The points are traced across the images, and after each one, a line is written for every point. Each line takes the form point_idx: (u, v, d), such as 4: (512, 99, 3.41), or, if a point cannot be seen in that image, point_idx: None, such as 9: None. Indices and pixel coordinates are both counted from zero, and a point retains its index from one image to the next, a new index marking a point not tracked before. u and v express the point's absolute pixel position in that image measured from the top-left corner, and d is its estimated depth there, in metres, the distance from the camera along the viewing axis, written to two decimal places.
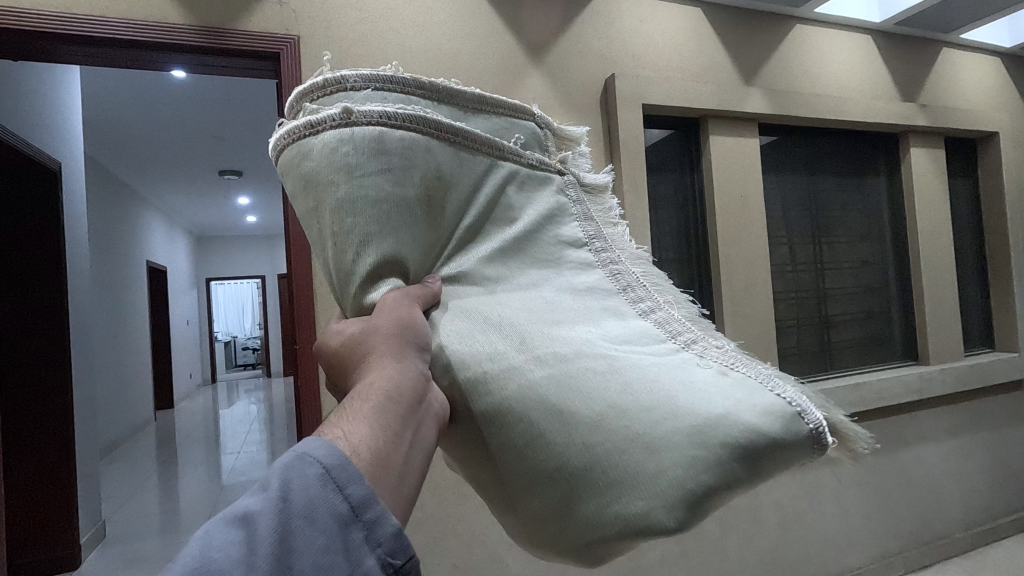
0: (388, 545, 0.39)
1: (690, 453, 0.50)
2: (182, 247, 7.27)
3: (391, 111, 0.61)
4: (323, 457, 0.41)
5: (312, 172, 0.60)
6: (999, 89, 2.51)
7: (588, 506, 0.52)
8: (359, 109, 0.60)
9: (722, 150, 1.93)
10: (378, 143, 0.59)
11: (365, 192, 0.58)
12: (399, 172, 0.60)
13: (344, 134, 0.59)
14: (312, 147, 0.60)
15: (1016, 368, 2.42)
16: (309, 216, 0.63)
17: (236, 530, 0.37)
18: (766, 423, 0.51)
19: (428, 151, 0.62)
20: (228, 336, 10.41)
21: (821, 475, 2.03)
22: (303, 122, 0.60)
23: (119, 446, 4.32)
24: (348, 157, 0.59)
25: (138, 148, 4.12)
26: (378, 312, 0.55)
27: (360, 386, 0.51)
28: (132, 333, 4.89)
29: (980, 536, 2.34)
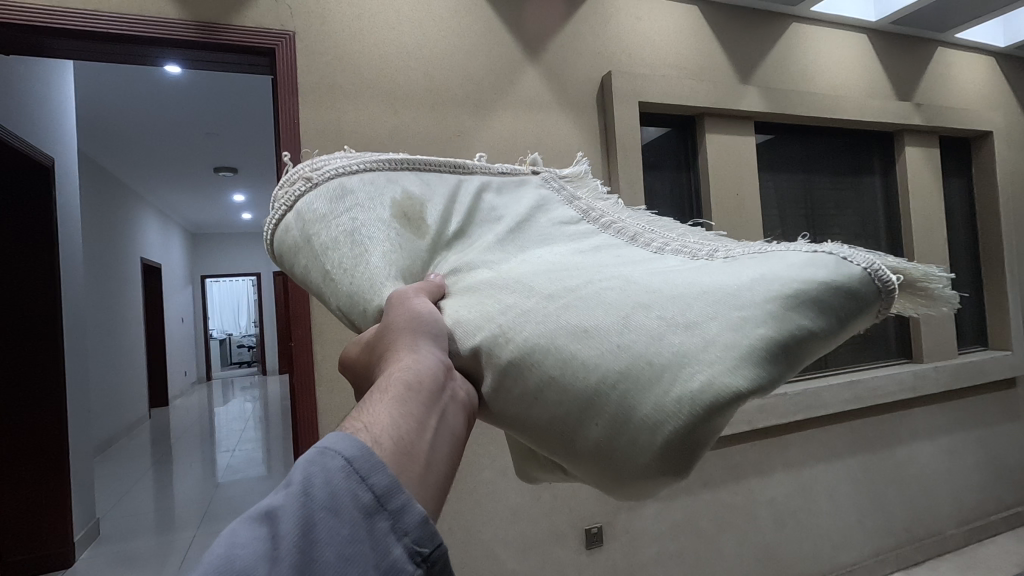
0: (415, 533, 0.37)
1: (737, 316, 0.47)
2: (177, 244, 7.24)
3: (347, 165, 0.70)
4: (345, 449, 0.38)
5: (296, 236, 0.68)
6: (993, 89, 2.52)
7: (645, 402, 0.46)
8: (320, 174, 0.69)
9: (717, 148, 1.93)
10: (341, 189, 0.67)
11: (341, 224, 0.65)
12: (367, 201, 0.67)
13: (311, 194, 0.68)
14: (292, 221, 0.68)
15: (1008, 366, 2.44)
16: (311, 281, 0.68)
17: (257, 530, 0.35)
18: (809, 272, 0.48)
19: (389, 182, 0.70)
20: (224, 334, 10.38)
21: (815, 472, 2.04)
22: (280, 208, 0.70)
23: (113, 443, 4.30)
24: (318, 208, 0.67)
25: (132, 144, 4.09)
26: (390, 313, 0.56)
27: (380, 381, 0.50)
28: (126, 331, 4.87)
29: (972, 533, 2.36)
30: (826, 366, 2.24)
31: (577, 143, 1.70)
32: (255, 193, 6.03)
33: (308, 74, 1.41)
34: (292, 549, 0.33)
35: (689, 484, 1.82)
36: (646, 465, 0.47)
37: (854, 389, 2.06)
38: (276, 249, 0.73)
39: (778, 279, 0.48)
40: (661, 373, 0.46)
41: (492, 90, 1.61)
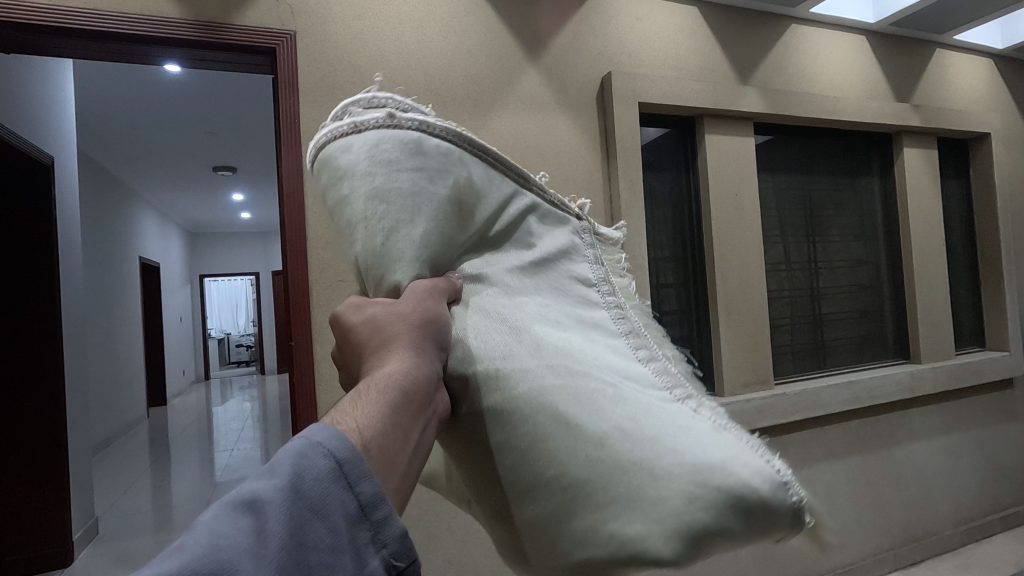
0: (394, 546, 0.38)
1: (688, 491, 0.46)
2: (175, 242, 7.22)
3: (433, 123, 0.62)
4: (338, 450, 0.39)
5: (350, 166, 0.60)
6: (991, 90, 2.53)
7: (587, 519, 0.50)
8: (404, 115, 0.61)
9: (717, 149, 1.94)
10: (417, 147, 0.60)
11: (399, 186, 0.59)
12: (432, 174, 0.60)
13: (384, 134, 0.60)
14: (350, 147, 0.60)
15: (1006, 367, 2.45)
16: (339, 213, 0.62)
17: (240, 519, 0.34)
18: (758, 483, 0.46)
19: (462, 161, 0.63)
20: (222, 333, 10.37)
21: (813, 472, 2.05)
22: (349, 122, 0.61)
23: (112, 443, 4.29)
24: (387, 154, 0.59)
25: (131, 143, 4.09)
26: (404, 303, 0.55)
27: (371, 377, 0.50)
28: (124, 330, 4.86)
29: (969, 533, 2.37)
30: (824, 367, 2.25)
31: (577, 143, 1.70)
32: (254, 192, 6.02)
33: (309, 73, 1.41)
34: (281, 546, 0.33)
35: None
36: (565, 564, 0.52)
37: (851, 390, 2.07)
38: (313, 155, 0.64)
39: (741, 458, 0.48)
40: (610, 495, 0.49)
41: (493, 90, 1.61)
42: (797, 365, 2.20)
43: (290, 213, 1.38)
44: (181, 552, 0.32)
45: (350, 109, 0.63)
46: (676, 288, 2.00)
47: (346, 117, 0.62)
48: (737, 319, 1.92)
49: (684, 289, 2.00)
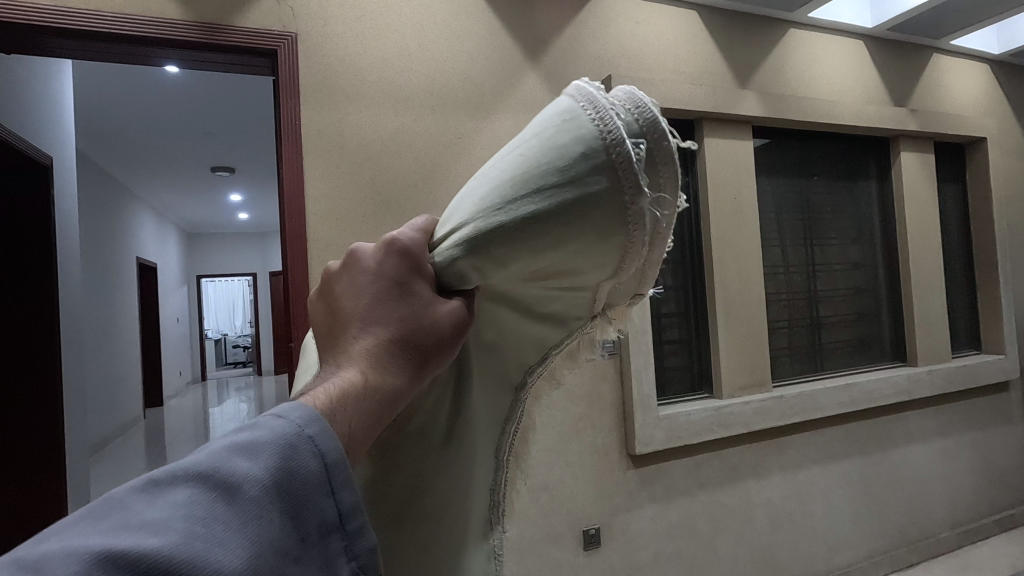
0: (364, 559, 0.34)
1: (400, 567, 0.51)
2: (173, 243, 7.21)
3: (636, 246, 0.40)
4: (327, 450, 0.34)
5: (558, 160, 0.40)
6: (987, 95, 2.55)
7: None
8: (635, 215, 0.39)
9: (715, 152, 1.95)
10: (607, 243, 0.41)
11: (535, 230, 0.40)
12: (564, 252, 0.42)
13: (603, 193, 0.39)
14: (591, 161, 0.39)
15: (1001, 370, 2.46)
16: (511, 157, 0.43)
17: (212, 507, 0.29)
18: None
19: (596, 266, 0.43)
20: (219, 335, 10.34)
21: (811, 474, 2.05)
22: (621, 135, 0.38)
23: (108, 444, 4.27)
24: (576, 205, 0.39)
25: (130, 143, 4.08)
26: (445, 322, 0.46)
27: (368, 362, 0.42)
28: (121, 331, 4.84)
29: (965, 535, 2.38)
30: (822, 369, 2.26)
31: None
32: (253, 194, 6.02)
33: (310, 75, 1.41)
34: (261, 551, 0.28)
35: (687, 486, 1.82)
36: None
37: (849, 392, 2.09)
38: (578, 92, 0.42)
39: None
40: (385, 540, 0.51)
41: (494, 93, 1.62)
42: (795, 367, 2.21)
43: (290, 216, 1.38)
44: (147, 540, 0.26)
45: (649, 129, 0.39)
46: (675, 292, 2.00)
47: (634, 124, 0.39)
48: (735, 322, 1.94)
49: (683, 293, 2.00)
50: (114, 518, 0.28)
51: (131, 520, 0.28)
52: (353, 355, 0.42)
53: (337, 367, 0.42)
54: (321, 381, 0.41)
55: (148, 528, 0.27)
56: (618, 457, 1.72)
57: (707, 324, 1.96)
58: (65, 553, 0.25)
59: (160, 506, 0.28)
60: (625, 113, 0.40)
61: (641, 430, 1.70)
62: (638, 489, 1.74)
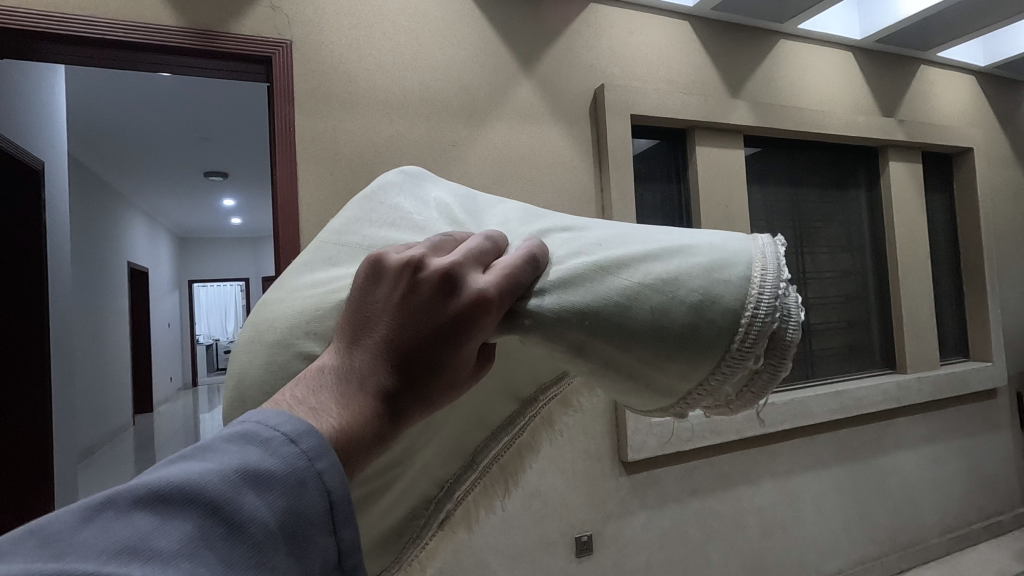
0: None
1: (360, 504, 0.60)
2: (165, 248, 7.15)
3: (671, 408, 0.57)
4: (334, 488, 0.35)
5: (695, 342, 0.52)
6: (973, 106, 2.59)
7: None
8: (693, 402, 0.55)
9: (707, 160, 1.96)
10: (663, 394, 0.56)
11: (627, 356, 0.53)
12: (625, 379, 0.55)
13: (696, 379, 0.53)
14: (709, 361, 0.52)
15: (989, 377, 2.49)
16: (670, 280, 0.53)
17: (216, 542, 0.30)
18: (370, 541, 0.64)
19: (632, 392, 0.57)
20: (211, 340, 10.23)
21: (802, 480, 2.07)
22: (746, 367, 0.53)
23: (96, 450, 4.21)
24: (670, 366, 0.53)
25: (121, 147, 4.05)
26: (460, 380, 0.49)
27: (388, 411, 0.43)
28: (111, 336, 4.78)
29: (955, 542, 2.39)
30: (813, 376, 2.28)
31: (569, 154, 1.72)
32: (245, 198, 5.98)
33: (305, 82, 1.42)
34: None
35: (678, 493, 1.83)
36: None
37: (839, 399, 2.11)
38: (767, 299, 0.52)
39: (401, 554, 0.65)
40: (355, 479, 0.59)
41: (488, 102, 1.63)
42: (787, 374, 2.23)
43: (283, 222, 1.38)
44: None
45: (761, 375, 0.54)
46: None
47: (759, 364, 0.53)
48: None
49: None
50: (120, 543, 0.28)
51: (137, 550, 0.28)
52: (381, 388, 0.43)
53: (362, 393, 0.42)
54: (347, 398, 0.41)
55: (156, 562, 0.28)
56: (611, 463, 1.72)
57: None
58: None
59: (167, 534, 0.29)
60: (766, 354, 0.53)
61: (633, 436, 1.71)
62: (630, 495, 1.75)
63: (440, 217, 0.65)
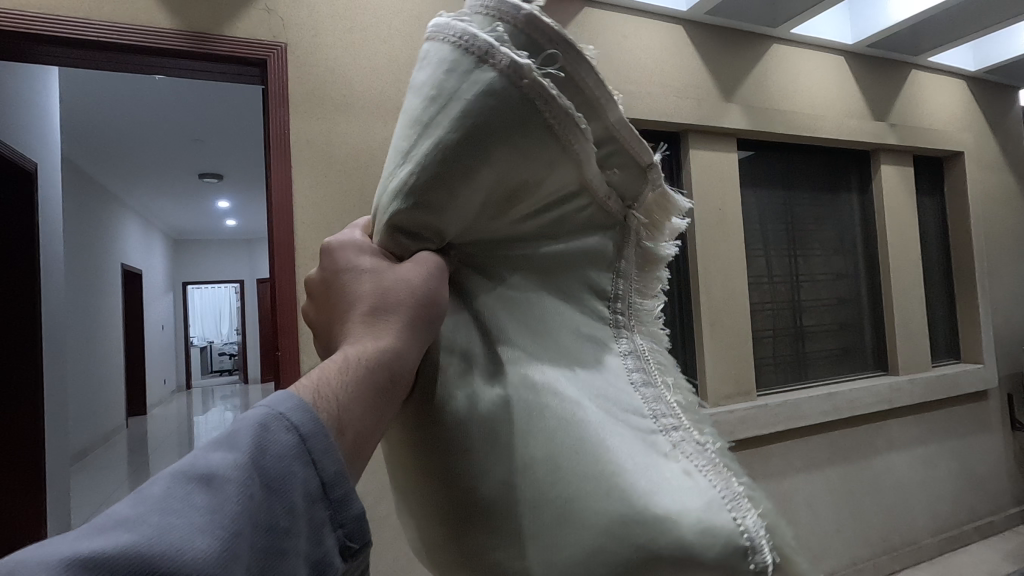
0: (349, 526, 0.37)
1: (593, 545, 0.42)
2: (159, 249, 7.13)
3: (556, 99, 0.50)
4: (301, 422, 0.36)
5: (450, 88, 0.49)
6: (963, 110, 2.62)
7: (479, 544, 0.48)
8: (533, 72, 0.49)
9: (701, 163, 1.98)
10: (530, 122, 0.50)
11: (459, 147, 0.48)
12: (502, 155, 0.50)
13: (494, 79, 0.48)
14: (507, 93, 0.48)
15: (980, 379, 2.51)
16: (415, 125, 0.51)
17: (187, 491, 0.31)
18: (700, 544, 0.40)
19: (545, 154, 0.51)
20: (205, 342, 10.17)
21: (795, 482, 2.08)
22: (477, 39, 0.50)
23: (89, 453, 4.18)
24: (479, 104, 0.48)
25: (115, 148, 4.04)
26: (404, 275, 0.49)
27: (360, 346, 0.46)
28: (104, 337, 4.76)
29: (946, 542, 2.40)
30: (806, 378, 2.29)
31: None
32: (240, 200, 5.96)
33: (298, 84, 1.42)
34: (237, 530, 0.30)
35: None
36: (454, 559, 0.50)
37: (832, 400, 2.12)
38: (446, 44, 0.51)
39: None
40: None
41: None
42: (780, 376, 2.24)
43: (277, 224, 1.39)
44: (120, 538, 0.27)
45: (501, 23, 0.50)
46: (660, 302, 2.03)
47: (484, 30, 0.50)
48: (722, 332, 1.96)
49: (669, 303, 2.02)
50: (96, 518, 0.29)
51: (108, 520, 0.29)
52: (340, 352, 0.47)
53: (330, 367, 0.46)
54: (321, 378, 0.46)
55: (124, 525, 0.28)
56: None
57: (693, 335, 1.98)
58: (38, 559, 0.26)
59: (134, 504, 0.30)
60: (510, 22, 0.50)
61: None
62: None
63: None
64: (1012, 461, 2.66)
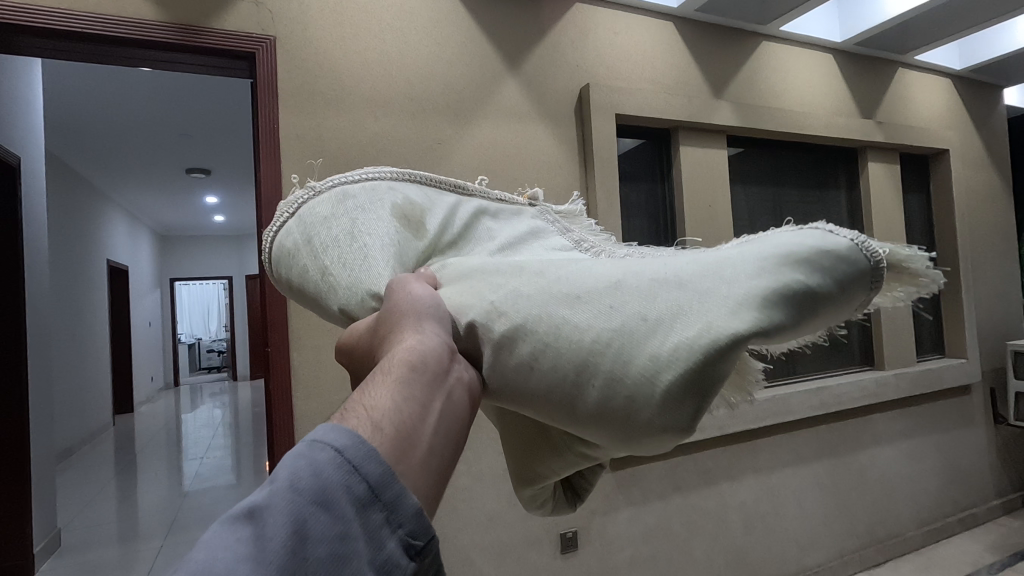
0: (409, 525, 0.34)
1: (734, 271, 0.49)
2: (146, 245, 7.04)
3: (351, 175, 0.71)
4: (333, 439, 0.35)
5: (299, 240, 0.68)
6: (949, 108, 2.65)
7: (643, 357, 0.48)
8: (322, 183, 0.71)
9: (691, 159, 1.99)
10: (353, 192, 0.69)
11: (345, 228, 0.66)
12: (368, 206, 0.68)
13: (316, 200, 0.69)
14: (324, 204, 0.69)
15: (964, 374, 2.55)
16: (310, 279, 0.68)
17: (235, 533, 0.31)
18: (803, 240, 0.51)
19: (391, 189, 0.71)
20: (193, 339, 10.05)
21: (783, 476, 2.11)
22: (286, 213, 0.71)
23: (75, 451, 4.13)
24: (323, 212, 0.68)
25: (100, 143, 3.98)
26: (391, 301, 0.54)
27: (381, 362, 0.46)
28: (90, 334, 4.69)
29: (931, 534, 2.45)
30: (795, 372, 2.32)
31: (555, 155, 1.74)
32: (228, 196, 5.90)
33: (289, 79, 1.41)
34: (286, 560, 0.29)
35: (662, 489, 1.88)
36: (653, 414, 0.48)
37: (820, 395, 2.15)
38: (279, 252, 0.71)
39: (853, 271, 0.50)
40: (712, 341, 0.45)
41: (473, 100, 1.63)
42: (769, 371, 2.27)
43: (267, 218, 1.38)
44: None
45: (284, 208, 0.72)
46: None
47: (284, 214, 0.72)
48: None
49: None
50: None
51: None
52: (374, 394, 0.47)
53: None
54: None
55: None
56: None
57: None
58: None
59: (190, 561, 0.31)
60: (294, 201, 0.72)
61: None
62: (613, 492, 1.80)
63: (486, 251, 0.71)
64: (996, 453, 2.70)
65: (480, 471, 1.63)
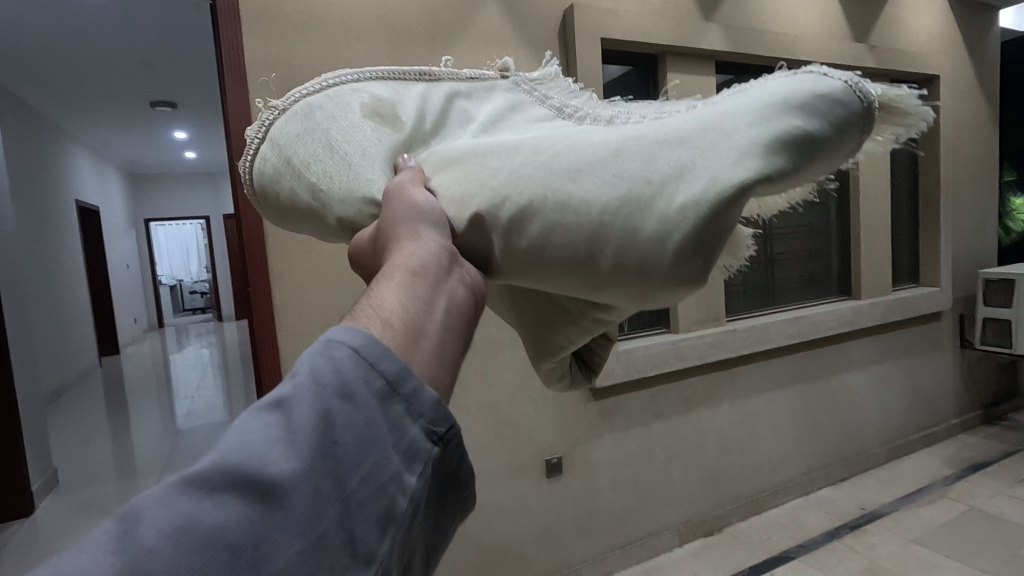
0: (429, 414, 0.35)
1: (733, 123, 0.47)
2: (115, 185, 6.78)
3: (307, 89, 0.67)
4: (349, 338, 0.34)
5: (274, 167, 0.66)
6: (943, 32, 2.58)
7: (652, 219, 0.47)
8: (281, 101, 0.67)
9: (679, 88, 1.92)
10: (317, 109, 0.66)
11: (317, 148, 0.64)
12: (333, 117, 0.65)
13: (282, 123, 0.66)
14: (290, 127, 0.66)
15: (937, 302, 2.63)
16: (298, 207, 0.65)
17: (264, 418, 0.31)
18: (800, 85, 0.48)
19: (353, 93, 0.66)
20: (174, 280, 9.91)
21: (759, 401, 2.20)
22: (252, 141, 0.68)
23: (64, 394, 4.15)
24: (291, 133, 0.65)
25: (55, 74, 3.73)
26: (390, 206, 0.52)
27: (386, 263, 0.45)
28: (66, 277, 4.60)
29: (894, 451, 2.60)
30: (774, 303, 2.37)
31: None
32: (198, 132, 5.64)
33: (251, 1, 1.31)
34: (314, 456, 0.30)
35: (643, 416, 1.96)
36: (669, 273, 0.47)
37: (797, 324, 2.21)
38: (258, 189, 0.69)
39: (843, 113, 0.47)
40: (718, 195, 0.44)
41: (452, 24, 1.54)
42: (749, 302, 2.31)
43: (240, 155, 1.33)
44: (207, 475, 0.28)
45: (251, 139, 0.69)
46: None
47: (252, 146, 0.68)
48: None
49: None
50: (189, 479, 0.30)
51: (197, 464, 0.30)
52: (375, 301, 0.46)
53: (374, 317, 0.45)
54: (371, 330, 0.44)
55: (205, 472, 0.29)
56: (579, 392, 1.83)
57: None
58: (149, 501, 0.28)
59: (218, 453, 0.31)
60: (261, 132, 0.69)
61: None
62: (596, 420, 1.87)
63: (466, 134, 0.64)
64: (960, 376, 2.83)
65: (467, 404, 1.67)
